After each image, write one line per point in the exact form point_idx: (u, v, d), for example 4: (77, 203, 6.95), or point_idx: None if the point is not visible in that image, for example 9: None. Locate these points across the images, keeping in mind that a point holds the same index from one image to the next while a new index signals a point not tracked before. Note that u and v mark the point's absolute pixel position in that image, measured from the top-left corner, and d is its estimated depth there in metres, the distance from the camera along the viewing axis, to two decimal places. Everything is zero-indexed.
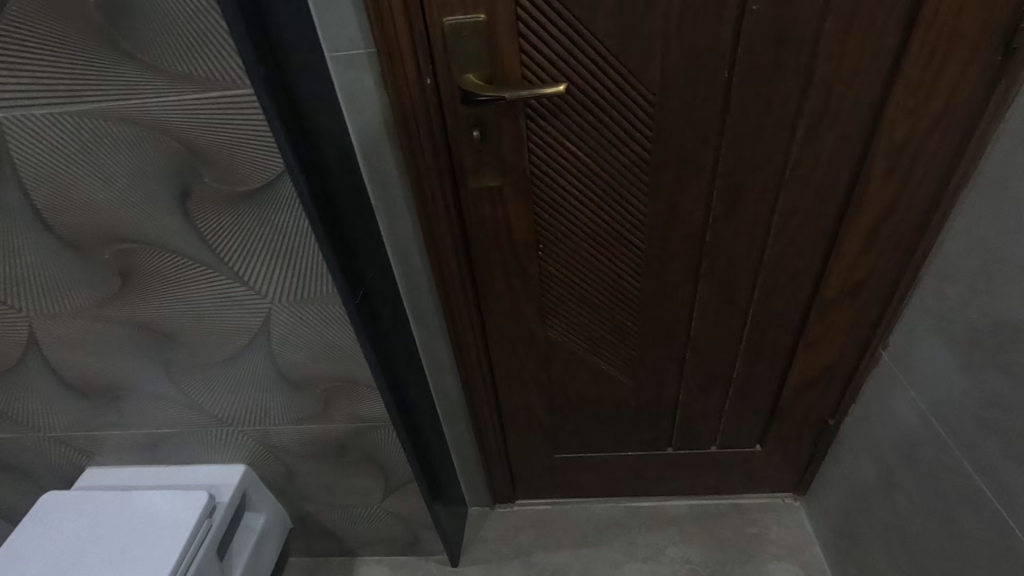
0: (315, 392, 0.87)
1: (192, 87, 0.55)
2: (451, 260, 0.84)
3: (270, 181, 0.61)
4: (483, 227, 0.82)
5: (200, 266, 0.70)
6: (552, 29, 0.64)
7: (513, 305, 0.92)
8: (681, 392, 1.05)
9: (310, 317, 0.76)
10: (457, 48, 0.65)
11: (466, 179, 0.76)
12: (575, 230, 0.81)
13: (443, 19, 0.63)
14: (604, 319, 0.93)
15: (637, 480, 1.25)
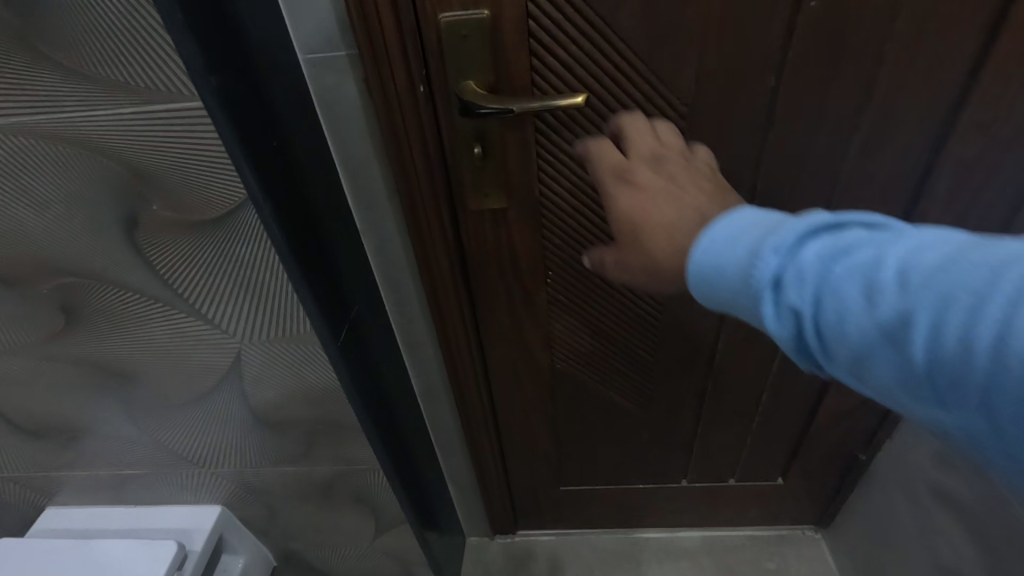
0: (295, 434, 0.78)
1: (128, 98, 0.45)
2: (447, 289, 0.74)
3: (232, 208, 0.51)
4: (483, 252, 0.72)
5: (155, 302, 0.60)
6: (568, 28, 0.54)
7: (517, 335, 0.83)
8: (699, 425, 0.97)
9: (285, 357, 0.66)
10: (455, 51, 0.54)
11: (466, 200, 0.66)
12: (588, 256, 0.72)
13: (440, 15, 0.52)
14: (617, 350, 0.84)
15: (647, 512, 1.17)
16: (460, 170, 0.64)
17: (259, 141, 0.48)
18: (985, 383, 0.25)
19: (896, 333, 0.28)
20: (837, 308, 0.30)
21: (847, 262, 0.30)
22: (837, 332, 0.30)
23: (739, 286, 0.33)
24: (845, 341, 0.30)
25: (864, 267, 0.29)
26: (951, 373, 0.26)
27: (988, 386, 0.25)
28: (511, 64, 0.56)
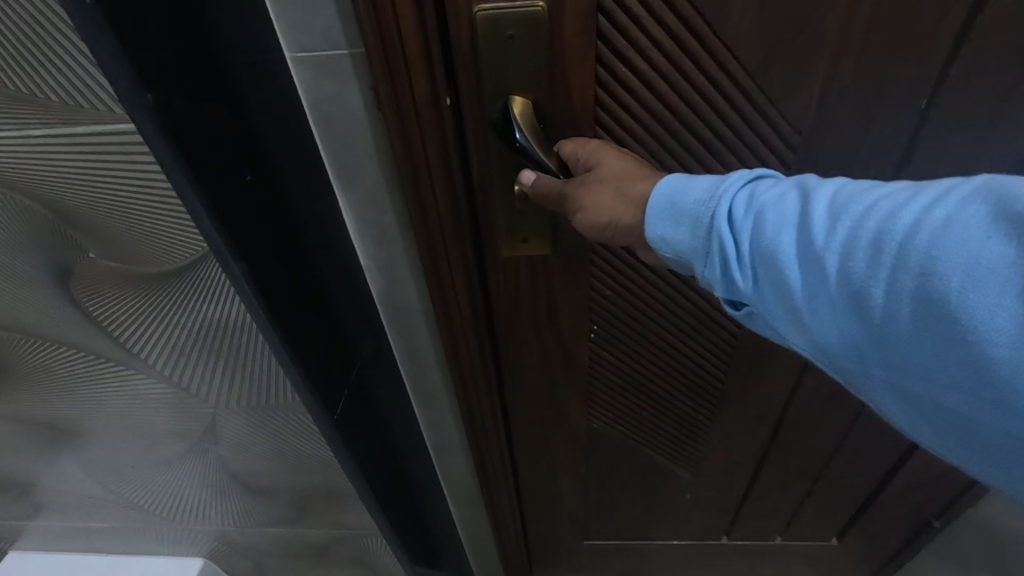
0: (285, 499, 0.66)
1: (37, 115, 0.32)
2: (472, 348, 0.62)
3: (192, 260, 0.38)
4: (509, 310, 0.62)
5: (102, 360, 0.48)
6: (649, 25, 0.41)
7: (552, 394, 0.73)
8: (752, 489, 0.90)
9: (265, 423, 0.54)
10: (495, 55, 0.41)
11: (497, 242, 0.54)
12: (642, 319, 0.63)
13: (479, 5, 0.39)
14: (665, 412, 0.76)
15: (678, 563, 1.06)
16: (491, 206, 0.51)
17: (231, 178, 0.35)
18: (893, 297, 0.23)
19: (808, 251, 0.26)
20: (754, 226, 0.28)
21: (773, 188, 0.28)
22: (753, 250, 0.28)
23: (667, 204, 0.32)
24: (760, 258, 0.27)
25: (791, 188, 0.28)
26: (857, 291, 0.24)
27: (900, 301, 0.23)
28: (569, 73, 0.43)
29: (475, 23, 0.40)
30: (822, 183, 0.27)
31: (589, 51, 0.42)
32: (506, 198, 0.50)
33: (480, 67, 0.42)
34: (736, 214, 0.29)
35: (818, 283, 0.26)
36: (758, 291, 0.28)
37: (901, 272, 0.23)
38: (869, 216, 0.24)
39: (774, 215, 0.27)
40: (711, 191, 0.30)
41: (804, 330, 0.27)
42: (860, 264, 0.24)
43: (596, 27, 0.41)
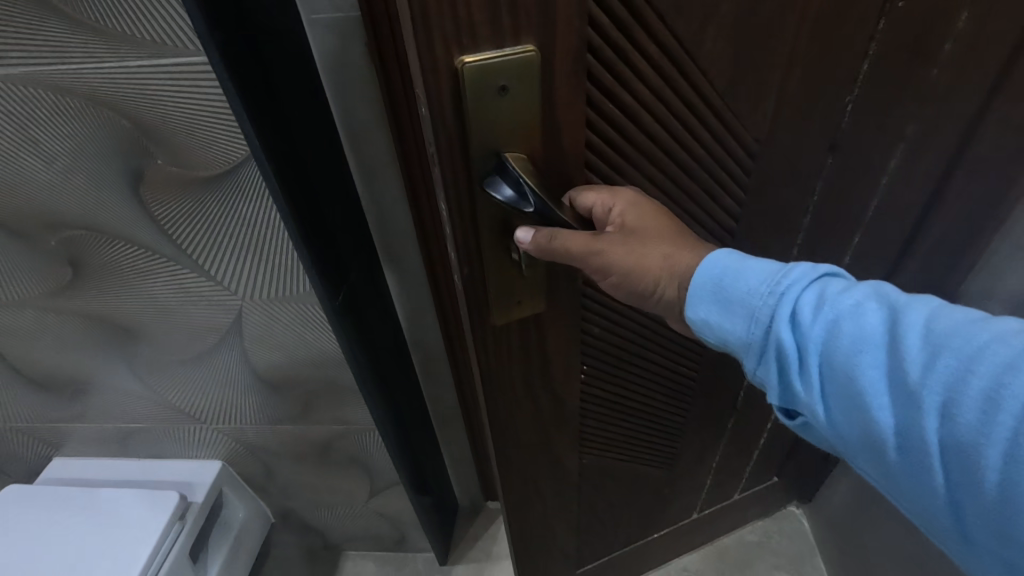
0: (295, 394, 0.80)
1: (133, 52, 0.46)
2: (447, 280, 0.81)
3: (234, 165, 0.53)
4: (499, 375, 0.62)
5: (159, 257, 0.62)
6: (637, 58, 0.44)
7: (545, 441, 0.75)
8: (719, 457, 1.02)
9: (282, 315, 0.68)
10: (481, 104, 0.40)
11: (488, 313, 0.54)
12: (625, 349, 0.71)
13: (463, 58, 0.38)
14: (648, 424, 0.85)
15: (652, 537, 1.11)
16: (482, 262, 0.50)
17: (267, 100, 0.50)
18: (1010, 447, 0.29)
19: (916, 386, 0.33)
20: (843, 339, 0.36)
21: (882, 322, 0.35)
22: (825, 356, 0.37)
23: (754, 296, 0.40)
24: (833, 366, 0.36)
25: (895, 320, 0.35)
26: (972, 433, 0.31)
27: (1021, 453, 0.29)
28: (560, 113, 0.44)
29: (461, 76, 0.39)
30: (912, 309, 0.34)
31: (568, 82, 0.42)
32: (494, 255, 0.49)
33: (466, 121, 0.41)
34: (806, 317, 0.38)
35: (906, 404, 0.33)
36: (828, 393, 0.37)
37: (1013, 425, 0.29)
38: (973, 364, 0.31)
39: (854, 329, 0.36)
40: (775, 287, 0.39)
41: (884, 442, 0.35)
42: (965, 410, 0.31)
43: (584, 64, 0.42)
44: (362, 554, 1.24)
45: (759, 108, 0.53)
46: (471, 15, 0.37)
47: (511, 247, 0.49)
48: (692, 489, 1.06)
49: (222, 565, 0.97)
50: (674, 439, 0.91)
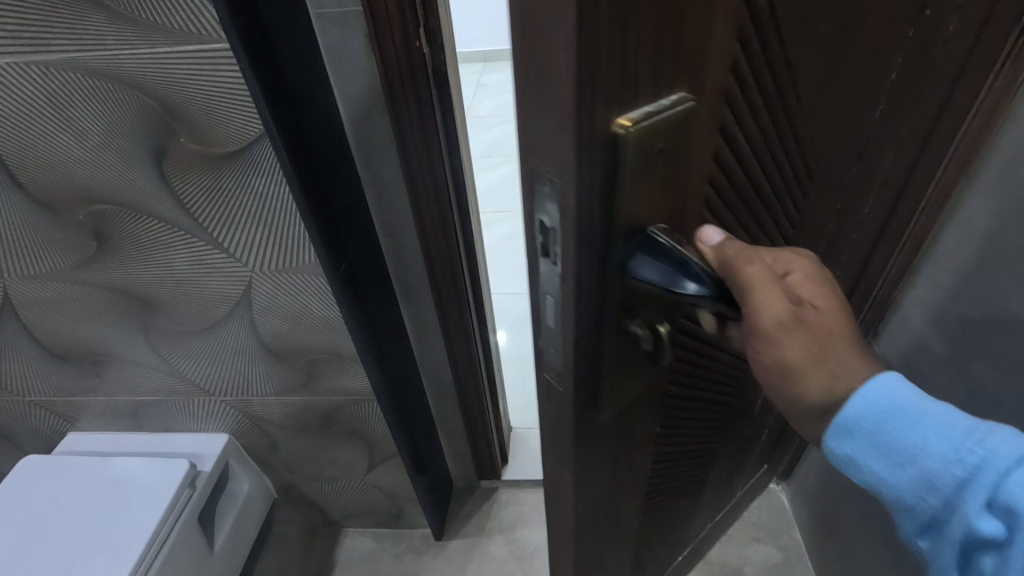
0: (299, 363, 0.86)
1: (163, 39, 0.53)
2: (443, 259, 0.87)
3: (249, 142, 0.59)
4: (595, 466, 0.50)
5: (179, 230, 0.68)
6: (752, 90, 0.40)
7: (617, 518, 0.64)
8: (733, 466, 1.02)
9: (289, 286, 0.74)
10: (635, 169, 0.32)
11: (597, 404, 0.43)
12: (690, 388, 0.65)
13: (624, 122, 0.29)
14: (694, 457, 0.80)
15: (677, 558, 1.08)
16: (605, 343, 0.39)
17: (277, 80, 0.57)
18: None
19: None
20: None
21: None
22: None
23: (931, 456, 0.36)
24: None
25: None
26: None
27: None
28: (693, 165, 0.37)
29: (621, 145, 0.30)
30: None
31: (699, 123, 0.35)
32: (614, 333, 0.39)
33: (617, 196, 0.32)
34: (999, 505, 0.33)
35: None
36: None
37: None
38: None
39: None
40: (961, 457, 0.35)
41: None
42: None
43: (719, 109, 0.37)
44: (359, 530, 1.29)
45: (821, 127, 0.52)
46: (637, 66, 0.28)
47: (635, 326, 0.40)
48: (710, 501, 1.05)
49: (227, 533, 1.03)
50: (708, 463, 0.88)
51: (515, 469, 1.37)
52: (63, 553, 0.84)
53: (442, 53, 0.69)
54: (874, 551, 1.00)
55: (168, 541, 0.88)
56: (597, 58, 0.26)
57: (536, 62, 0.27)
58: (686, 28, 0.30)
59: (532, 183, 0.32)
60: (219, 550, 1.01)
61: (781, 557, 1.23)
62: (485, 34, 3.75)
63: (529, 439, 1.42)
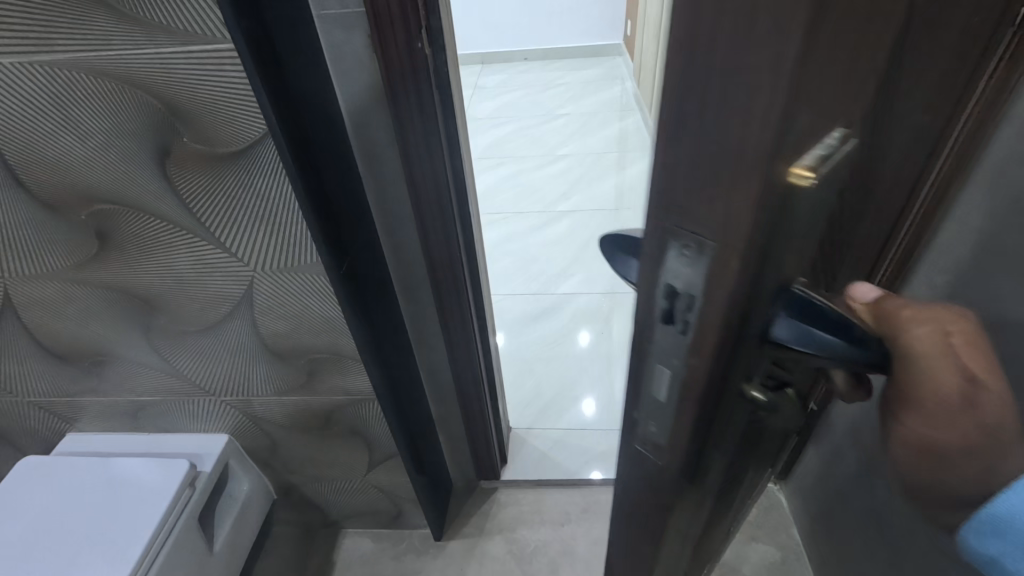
0: (300, 363, 0.87)
1: (168, 40, 0.53)
2: (444, 259, 0.88)
3: (253, 142, 0.60)
4: (682, 512, 0.48)
5: (182, 230, 0.68)
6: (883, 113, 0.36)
7: (684, 549, 0.63)
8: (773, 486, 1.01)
9: (292, 286, 0.75)
10: (786, 227, 0.28)
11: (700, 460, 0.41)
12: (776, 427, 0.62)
13: (800, 173, 0.25)
14: (754, 483, 0.79)
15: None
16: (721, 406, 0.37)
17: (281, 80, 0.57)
18: None
19: None
20: None
21: None
22: None
23: None
24: None
25: None
26: None
27: None
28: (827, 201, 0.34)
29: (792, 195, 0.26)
30: None
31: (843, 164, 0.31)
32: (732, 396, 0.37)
33: (772, 254, 0.28)
34: None
35: None
36: None
37: None
38: None
39: None
40: None
41: None
42: None
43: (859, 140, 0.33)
44: (358, 530, 1.29)
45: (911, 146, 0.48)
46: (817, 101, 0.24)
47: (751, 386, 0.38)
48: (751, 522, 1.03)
49: (227, 533, 1.03)
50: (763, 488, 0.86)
51: (514, 469, 1.38)
52: (64, 554, 0.84)
53: (443, 53, 0.70)
54: (871, 550, 1.00)
55: (168, 540, 0.88)
56: (803, 94, 0.22)
57: (723, 97, 0.22)
58: (860, 64, 0.26)
59: (666, 241, 0.28)
60: (219, 550, 1.01)
61: (779, 556, 1.24)
62: (482, 35, 3.76)
63: (528, 439, 1.44)
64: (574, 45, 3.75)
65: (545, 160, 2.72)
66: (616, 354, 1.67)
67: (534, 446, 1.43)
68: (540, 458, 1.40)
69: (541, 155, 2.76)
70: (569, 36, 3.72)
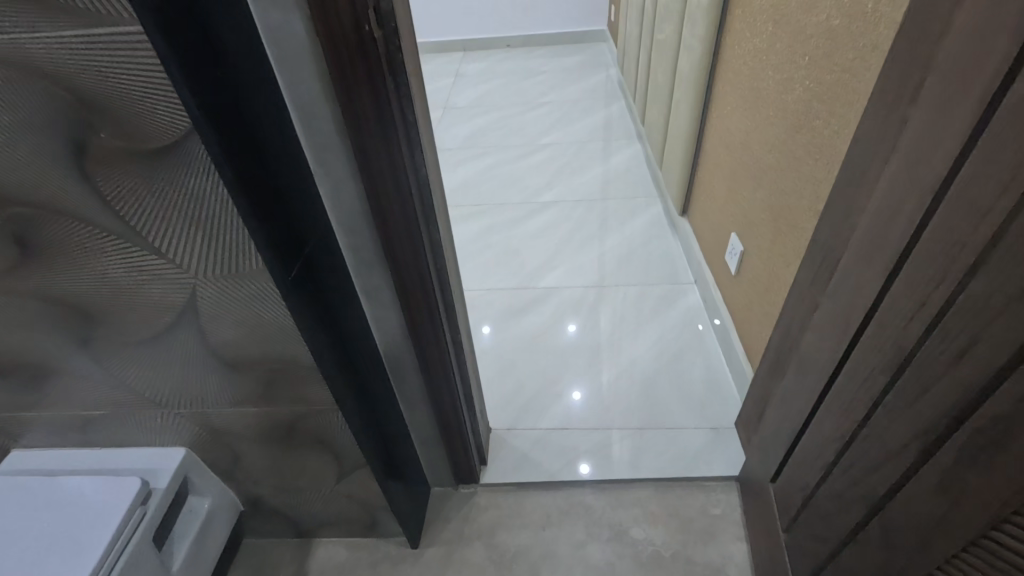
0: (256, 373, 0.81)
1: (68, 25, 0.47)
2: (410, 259, 0.83)
3: (176, 138, 0.54)
4: None
5: (111, 236, 0.62)
6: None
7: None
8: None
9: (238, 293, 0.69)
10: None
11: None
12: None
13: None
14: None
15: None
16: None
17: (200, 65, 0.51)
18: None
19: None
20: None
21: None
22: None
23: None
24: None
25: None
26: None
27: None
28: None
29: None
30: None
31: None
32: None
33: None
34: None
35: None
36: None
37: None
38: None
39: None
40: None
41: None
42: None
43: None
44: (332, 540, 1.25)
45: None
46: None
47: None
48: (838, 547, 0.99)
49: (189, 549, 0.98)
50: None
51: (494, 472, 1.34)
52: None
53: (398, 37, 0.64)
54: None
55: (119, 563, 0.82)
56: None
57: None
58: None
59: None
60: (179, 569, 0.95)
61: None
62: (466, 23, 3.69)
63: (508, 439, 1.40)
64: (557, 32, 3.67)
65: (527, 150, 2.66)
66: (598, 350, 1.63)
67: (515, 448, 1.38)
68: (521, 460, 1.35)
69: (523, 145, 2.70)
70: (552, 22, 3.63)
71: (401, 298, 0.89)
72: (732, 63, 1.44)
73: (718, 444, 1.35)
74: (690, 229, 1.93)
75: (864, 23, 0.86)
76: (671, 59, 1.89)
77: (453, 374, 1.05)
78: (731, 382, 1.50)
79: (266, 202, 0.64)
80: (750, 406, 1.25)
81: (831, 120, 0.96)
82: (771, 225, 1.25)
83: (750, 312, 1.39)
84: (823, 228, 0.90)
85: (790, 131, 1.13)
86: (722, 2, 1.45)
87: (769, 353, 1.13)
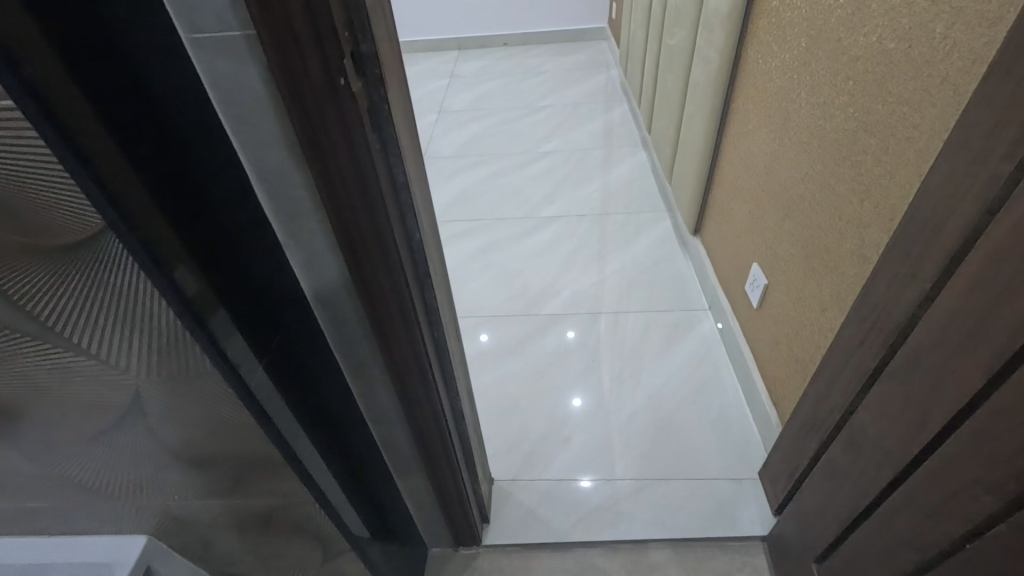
0: (221, 469, 0.70)
1: None
2: (402, 333, 0.71)
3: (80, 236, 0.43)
4: None
5: (17, 340, 0.47)
6: None
7: None
8: None
9: (190, 394, 0.58)
10: None
11: None
12: None
13: None
14: None
15: None
16: None
17: (105, 144, 0.43)
18: None
19: None
20: None
21: None
22: None
23: None
24: None
25: None
26: None
27: None
28: None
29: None
30: None
31: None
32: None
33: None
34: None
35: None
36: None
37: None
38: None
39: None
40: None
41: None
42: None
43: None
44: None
45: None
46: None
47: None
48: None
49: None
50: None
51: (497, 530, 1.23)
52: None
53: (383, 86, 0.52)
54: None
55: None
56: None
57: None
58: None
59: None
60: None
61: None
62: (462, 21, 3.54)
63: (513, 493, 1.29)
64: (557, 30, 3.52)
65: (526, 159, 2.53)
66: (607, 385, 1.52)
67: (520, 502, 1.27)
68: (526, 517, 1.24)
69: (523, 153, 2.57)
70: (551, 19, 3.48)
71: (393, 372, 0.77)
72: (756, 78, 1.32)
73: (739, 497, 1.24)
74: (702, 248, 1.81)
75: (929, 50, 0.74)
76: (683, 68, 1.76)
77: (451, 442, 0.94)
78: (751, 423, 1.39)
79: (207, 290, 0.55)
80: (777, 460, 1.14)
81: (884, 157, 0.84)
82: (802, 261, 1.13)
83: (775, 351, 1.28)
84: (875, 284, 0.79)
85: (827, 162, 1.01)
86: (744, 11, 1.32)
87: (802, 409, 1.02)
